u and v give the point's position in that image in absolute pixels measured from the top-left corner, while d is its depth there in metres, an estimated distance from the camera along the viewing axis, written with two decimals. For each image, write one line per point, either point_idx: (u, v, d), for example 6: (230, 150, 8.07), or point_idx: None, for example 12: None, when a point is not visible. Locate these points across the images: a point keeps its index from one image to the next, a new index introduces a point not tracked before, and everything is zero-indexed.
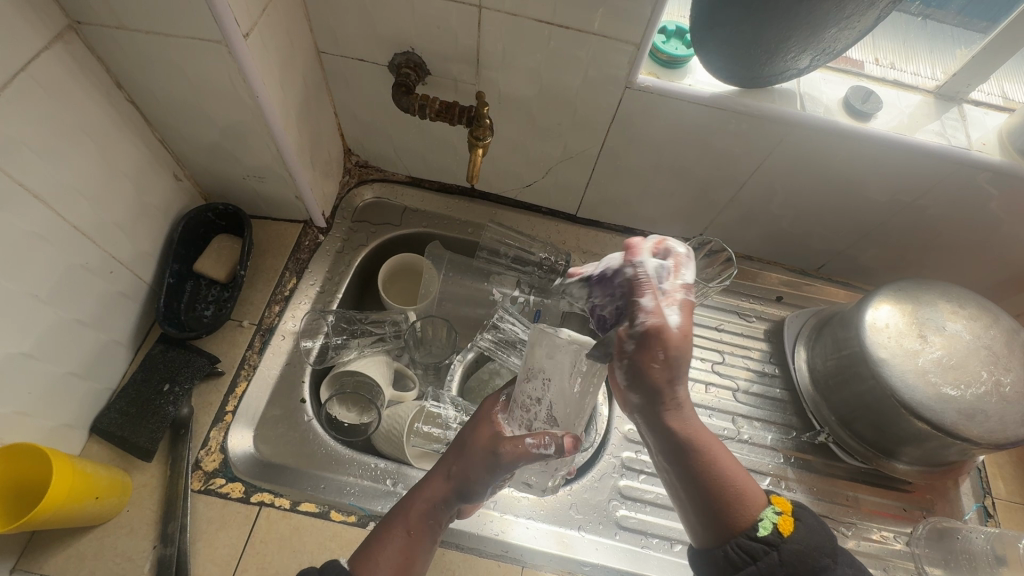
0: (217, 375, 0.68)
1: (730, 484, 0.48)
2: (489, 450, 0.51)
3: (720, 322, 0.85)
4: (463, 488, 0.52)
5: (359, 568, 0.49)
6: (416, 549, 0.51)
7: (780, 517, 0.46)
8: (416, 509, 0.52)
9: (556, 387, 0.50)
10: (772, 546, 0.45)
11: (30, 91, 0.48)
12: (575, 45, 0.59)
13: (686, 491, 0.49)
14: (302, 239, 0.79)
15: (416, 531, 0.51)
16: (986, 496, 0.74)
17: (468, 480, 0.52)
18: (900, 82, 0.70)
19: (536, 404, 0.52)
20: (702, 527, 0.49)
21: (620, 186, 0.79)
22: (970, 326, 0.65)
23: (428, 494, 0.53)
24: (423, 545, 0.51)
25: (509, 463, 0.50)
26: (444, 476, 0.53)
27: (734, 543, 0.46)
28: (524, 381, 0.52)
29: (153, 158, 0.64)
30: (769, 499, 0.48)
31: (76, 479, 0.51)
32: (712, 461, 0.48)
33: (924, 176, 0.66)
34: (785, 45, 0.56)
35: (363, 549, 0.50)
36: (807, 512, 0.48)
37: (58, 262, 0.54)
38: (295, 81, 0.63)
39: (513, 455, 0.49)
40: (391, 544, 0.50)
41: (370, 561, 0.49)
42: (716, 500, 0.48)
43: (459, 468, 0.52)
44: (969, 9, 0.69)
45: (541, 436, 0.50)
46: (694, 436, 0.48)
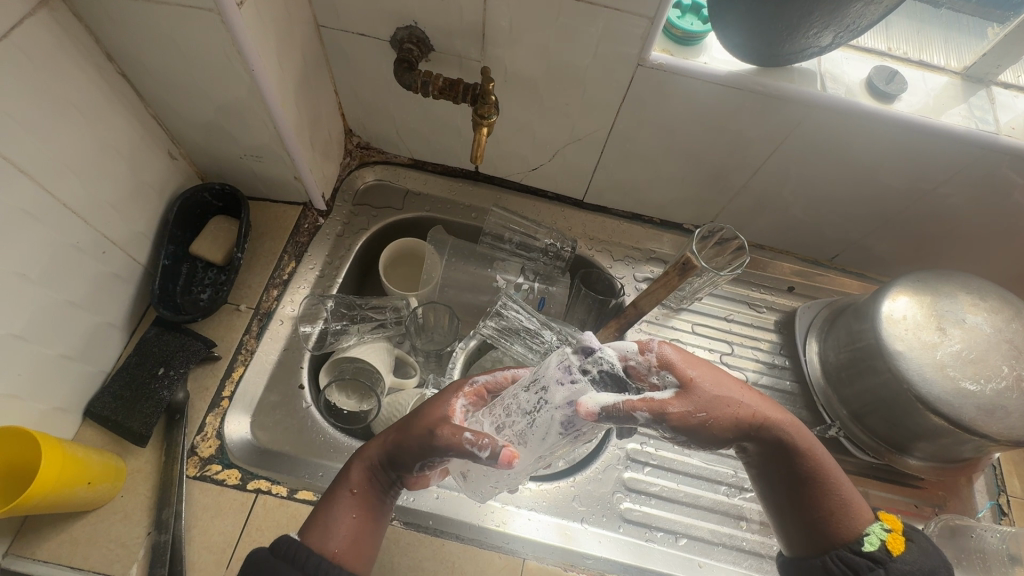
0: (213, 360, 0.66)
1: (834, 486, 0.50)
2: (426, 429, 0.48)
3: (729, 312, 0.82)
4: (401, 460, 0.51)
5: (311, 539, 0.48)
6: (365, 510, 0.51)
7: (889, 535, 0.49)
8: (362, 470, 0.52)
9: (540, 414, 0.44)
10: (879, 563, 0.47)
11: (16, 61, 0.45)
12: (586, 19, 0.56)
13: (791, 498, 0.52)
14: (302, 221, 0.77)
15: (363, 492, 0.51)
16: (1000, 493, 0.72)
17: (404, 451, 0.50)
18: (926, 63, 0.67)
19: (518, 413, 0.46)
20: (803, 535, 0.51)
21: (629, 171, 0.77)
22: (991, 319, 0.62)
23: (372, 456, 0.52)
24: (370, 511, 0.51)
25: (444, 447, 0.47)
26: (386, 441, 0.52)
27: (835, 554, 0.49)
28: (524, 390, 0.47)
29: (147, 136, 0.62)
30: (878, 516, 0.50)
31: (68, 464, 0.50)
32: (816, 460, 0.51)
33: (948, 161, 0.64)
34: (808, 20, 0.53)
35: (316, 515, 0.50)
36: (919, 537, 0.50)
37: (49, 241, 0.52)
38: (294, 56, 0.61)
39: (448, 437, 0.47)
40: (344, 508, 0.50)
41: (324, 531, 0.48)
42: (821, 499, 0.50)
43: (397, 442, 0.51)
44: None
45: (480, 435, 0.45)
46: (802, 441, 0.51)
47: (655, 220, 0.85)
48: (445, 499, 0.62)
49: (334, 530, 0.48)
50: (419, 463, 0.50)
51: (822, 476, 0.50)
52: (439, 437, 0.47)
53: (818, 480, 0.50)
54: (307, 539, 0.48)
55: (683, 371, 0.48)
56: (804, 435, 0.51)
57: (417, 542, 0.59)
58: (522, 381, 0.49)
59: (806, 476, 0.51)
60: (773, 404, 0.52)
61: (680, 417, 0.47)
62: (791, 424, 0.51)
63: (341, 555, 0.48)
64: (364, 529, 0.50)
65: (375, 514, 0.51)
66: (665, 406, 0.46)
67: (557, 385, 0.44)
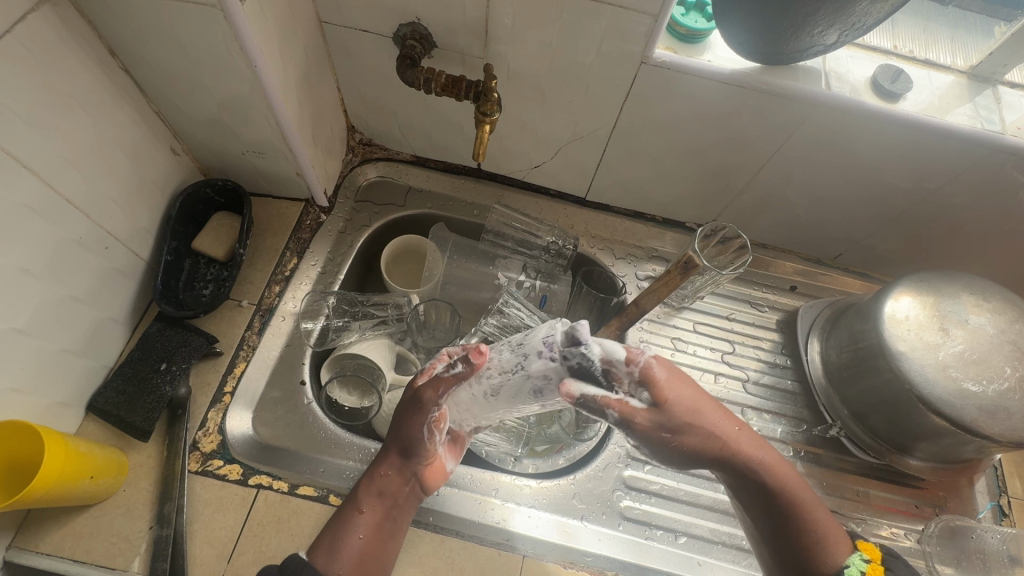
0: (215, 356, 0.66)
1: (816, 515, 0.51)
2: (410, 396, 0.54)
3: (732, 312, 0.82)
4: (410, 450, 0.54)
5: (317, 559, 0.49)
6: (374, 528, 0.52)
7: (869, 565, 0.49)
8: (368, 489, 0.54)
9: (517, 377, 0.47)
10: None
11: (18, 56, 0.45)
12: (589, 16, 0.56)
13: (771, 533, 0.53)
14: (304, 218, 0.77)
15: (371, 510, 0.53)
16: (1001, 495, 0.72)
17: (408, 439, 0.53)
18: (932, 62, 0.67)
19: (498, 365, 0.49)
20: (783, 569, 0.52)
21: (632, 169, 0.76)
22: (994, 319, 0.62)
23: (384, 470, 0.54)
24: (380, 528, 0.52)
25: (431, 404, 0.52)
26: (393, 447, 0.55)
27: None
28: (508, 349, 0.49)
29: (150, 131, 0.62)
30: (856, 546, 0.51)
31: (70, 458, 0.50)
32: (797, 491, 0.52)
33: (953, 161, 0.63)
34: (813, 18, 0.53)
35: (320, 539, 0.51)
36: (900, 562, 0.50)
37: (51, 236, 0.52)
38: (296, 52, 0.61)
39: (436, 395, 0.52)
40: (351, 529, 0.51)
41: (328, 555, 0.49)
42: (802, 532, 0.51)
43: (396, 431, 0.55)
44: None
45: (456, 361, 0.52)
46: (774, 474, 0.52)
47: (658, 218, 0.85)
48: (446, 495, 0.62)
49: (339, 554, 0.49)
50: (426, 435, 0.53)
51: (804, 508, 0.51)
52: (426, 394, 0.52)
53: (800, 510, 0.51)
54: (314, 560, 0.49)
55: (663, 391, 0.48)
56: (778, 466, 0.53)
57: (418, 537, 0.59)
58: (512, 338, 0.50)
59: (786, 510, 0.51)
60: (746, 436, 0.53)
61: (642, 431, 0.49)
62: (764, 457, 0.52)
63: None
64: (373, 547, 0.51)
65: (386, 529, 0.53)
66: (635, 414, 0.47)
67: (536, 355, 0.46)
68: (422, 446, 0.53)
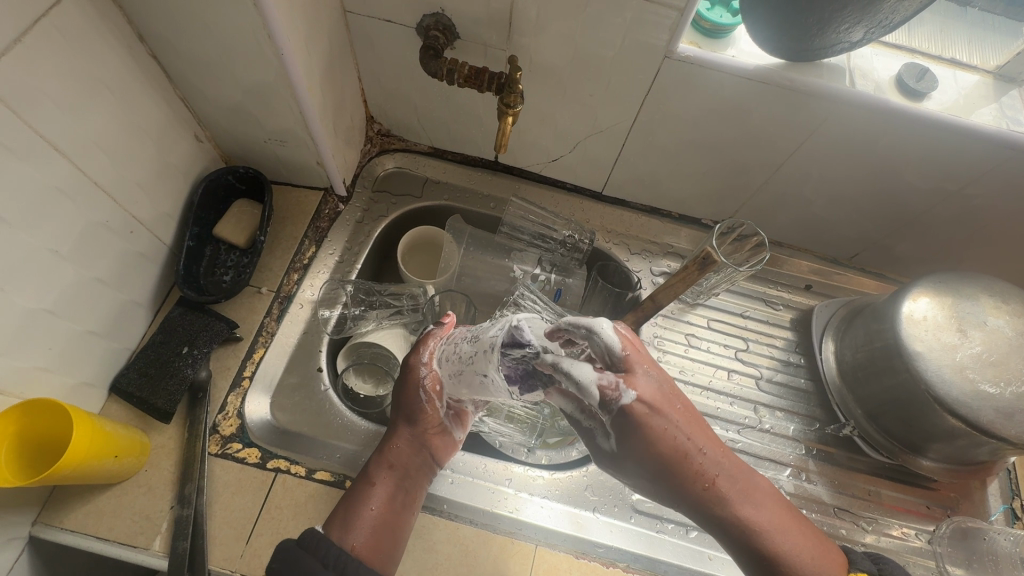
0: (235, 341, 0.67)
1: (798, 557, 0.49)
2: (404, 364, 0.60)
3: (745, 309, 0.82)
4: (412, 415, 0.58)
5: (334, 532, 0.50)
6: (386, 499, 0.53)
7: None
8: (378, 462, 0.56)
9: (473, 363, 0.50)
10: None
11: (52, 40, 0.46)
12: (614, 9, 0.56)
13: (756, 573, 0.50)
14: (322, 207, 0.78)
15: (382, 483, 0.54)
16: (1015, 497, 0.71)
17: (409, 403, 0.58)
18: (957, 61, 0.66)
19: (459, 352, 0.54)
20: None
21: (649, 164, 0.76)
22: (1013, 321, 0.62)
23: (393, 443, 0.57)
24: (394, 500, 0.54)
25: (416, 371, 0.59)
26: (399, 420, 0.58)
27: None
28: (467, 342, 0.53)
29: (175, 118, 0.63)
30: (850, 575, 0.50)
31: (96, 437, 0.51)
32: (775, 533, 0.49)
33: (976, 162, 0.63)
34: (840, 15, 0.53)
35: (333, 516, 0.52)
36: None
37: (79, 219, 0.53)
38: (321, 41, 0.61)
39: (421, 355, 0.59)
40: (364, 501, 0.52)
41: (341, 528, 0.50)
42: None
43: (398, 402, 0.59)
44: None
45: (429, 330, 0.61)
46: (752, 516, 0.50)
47: (673, 214, 0.85)
48: (460, 483, 0.63)
49: (355, 525, 0.50)
50: (422, 396, 0.58)
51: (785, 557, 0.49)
52: (414, 357, 0.59)
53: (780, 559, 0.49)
54: (331, 533, 0.50)
55: (633, 440, 0.49)
56: (756, 513, 0.50)
57: (432, 524, 0.60)
58: (475, 331, 0.54)
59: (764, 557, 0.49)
60: (721, 485, 0.50)
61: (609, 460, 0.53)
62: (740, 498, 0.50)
63: (360, 548, 0.49)
64: (387, 518, 0.52)
65: (399, 501, 0.54)
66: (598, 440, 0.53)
67: (482, 354, 0.49)
68: (421, 407, 0.57)
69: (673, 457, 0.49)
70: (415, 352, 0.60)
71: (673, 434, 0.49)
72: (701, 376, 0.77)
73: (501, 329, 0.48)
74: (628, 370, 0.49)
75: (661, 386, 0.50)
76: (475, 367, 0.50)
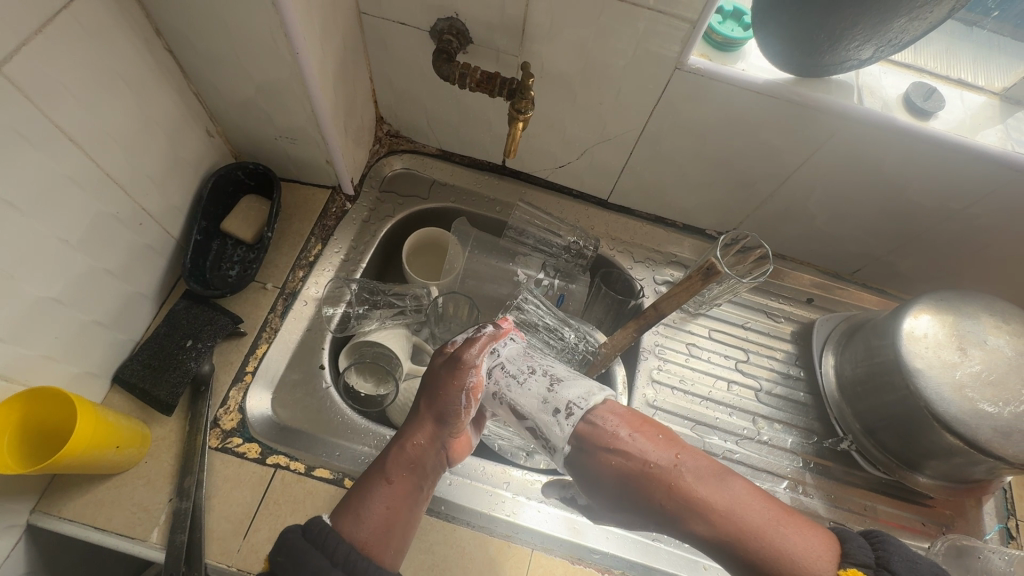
0: (239, 335, 0.68)
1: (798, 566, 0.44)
2: (447, 360, 0.57)
3: (746, 320, 0.83)
4: (444, 416, 0.55)
5: (342, 524, 0.49)
6: (400, 498, 0.52)
7: None
8: (397, 458, 0.54)
9: (526, 406, 0.54)
10: None
11: (73, 32, 0.47)
12: (628, 20, 0.57)
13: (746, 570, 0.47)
14: (330, 205, 0.79)
15: (399, 481, 0.53)
16: (1010, 517, 0.72)
17: (446, 403, 0.55)
18: (964, 82, 0.67)
19: (516, 382, 0.55)
20: None
21: (655, 174, 0.77)
22: (1013, 341, 0.62)
23: (416, 439, 0.55)
24: (406, 497, 0.53)
25: (462, 369, 0.56)
26: (428, 416, 0.56)
27: None
28: (536, 381, 0.55)
29: (188, 112, 0.63)
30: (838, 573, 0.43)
31: (99, 427, 0.52)
32: (761, 543, 0.46)
33: (981, 182, 0.63)
34: (849, 33, 0.53)
35: (345, 507, 0.51)
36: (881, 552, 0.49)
37: (91, 210, 0.54)
38: (336, 41, 0.62)
39: (473, 354, 0.57)
40: (378, 497, 0.51)
41: (352, 521, 0.49)
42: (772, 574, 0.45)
43: (431, 396, 0.57)
44: None
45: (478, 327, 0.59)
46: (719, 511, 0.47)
47: (677, 223, 0.86)
48: (457, 485, 0.63)
49: (365, 519, 0.50)
50: (463, 400, 0.55)
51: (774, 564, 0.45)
52: (464, 356, 0.56)
53: (775, 569, 0.45)
54: (338, 525, 0.49)
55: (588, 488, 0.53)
56: (729, 506, 0.47)
57: (429, 525, 0.60)
58: (546, 371, 0.56)
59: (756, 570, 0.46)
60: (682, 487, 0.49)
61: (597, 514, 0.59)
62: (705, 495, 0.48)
63: (369, 545, 0.48)
64: (398, 516, 0.51)
65: (413, 500, 0.53)
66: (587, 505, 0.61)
67: (555, 411, 0.53)
68: (458, 411, 0.55)
69: (620, 478, 0.50)
70: (465, 350, 0.57)
71: (613, 462, 0.50)
72: (701, 386, 0.77)
73: (586, 400, 0.53)
74: (588, 426, 0.52)
75: (608, 430, 0.51)
76: (521, 411, 0.55)
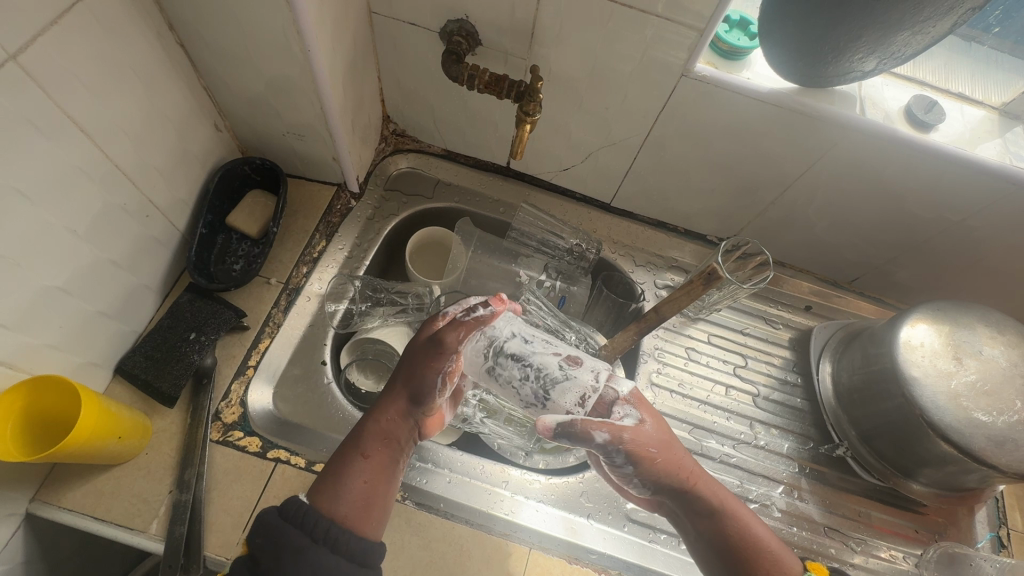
0: (241, 329, 0.68)
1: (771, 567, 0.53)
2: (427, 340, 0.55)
3: (745, 326, 0.84)
4: (418, 393, 0.54)
5: (320, 500, 0.48)
6: (378, 472, 0.51)
7: None
8: (371, 432, 0.53)
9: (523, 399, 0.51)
10: None
11: (88, 25, 0.47)
12: (637, 26, 0.57)
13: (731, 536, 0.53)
14: (334, 202, 0.79)
15: (374, 455, 0.52)
16: (1001, 526, 0.72)
17: (420, 381, 0.53)
18: (965, 96, 0.68)
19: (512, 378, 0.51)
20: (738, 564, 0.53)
21: (659, 179, 0.78)
22: (1007, 352, 0.63)
23: (389, 413, 0.54)
24: (382, 470, 0.52)
25: (448, 347, 0.53)
26: (402, 393, 0.55)
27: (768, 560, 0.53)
28: (531, 380, 0.50)
29: (197, 106, 0.64)
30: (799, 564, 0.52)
31: (103, 417, 0.52)
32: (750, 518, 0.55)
33: (978, 194, 0.64)
34: (854, 45, 0.54)
35: (321, 484, 0.50)
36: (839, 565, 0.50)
37: (99, 201, 0.54)
38: (346, 40, 0.62)
39: (458, 338, 0.53)
40: (355, 472, 0.50)
41: (330, 496, 0.48)
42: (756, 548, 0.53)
43: (408, 373, 0.55)
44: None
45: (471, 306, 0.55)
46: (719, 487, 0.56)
47: (679, 229, 0.87)
48: (457, 483, 0.63)
49: (343, 494, 0.49)
50: (439, 379, 0.54)
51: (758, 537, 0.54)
52: (447, 339, 0.53)
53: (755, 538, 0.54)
54: (317, 502, 0.48)
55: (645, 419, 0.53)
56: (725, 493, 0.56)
57: (428, 521, 0.60)
58: (541, 366, 0.51)
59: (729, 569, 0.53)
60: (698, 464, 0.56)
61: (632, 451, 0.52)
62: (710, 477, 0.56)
63: (350, 519, 0.48)
64: (374, 489, 0.50)
65: (390, 473, 0.52)
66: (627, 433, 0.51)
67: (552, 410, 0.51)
68: (433, 390, 0.53)
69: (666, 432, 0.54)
70: (449, 333, 0.53)
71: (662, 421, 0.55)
72: (699, 390, 0.78)
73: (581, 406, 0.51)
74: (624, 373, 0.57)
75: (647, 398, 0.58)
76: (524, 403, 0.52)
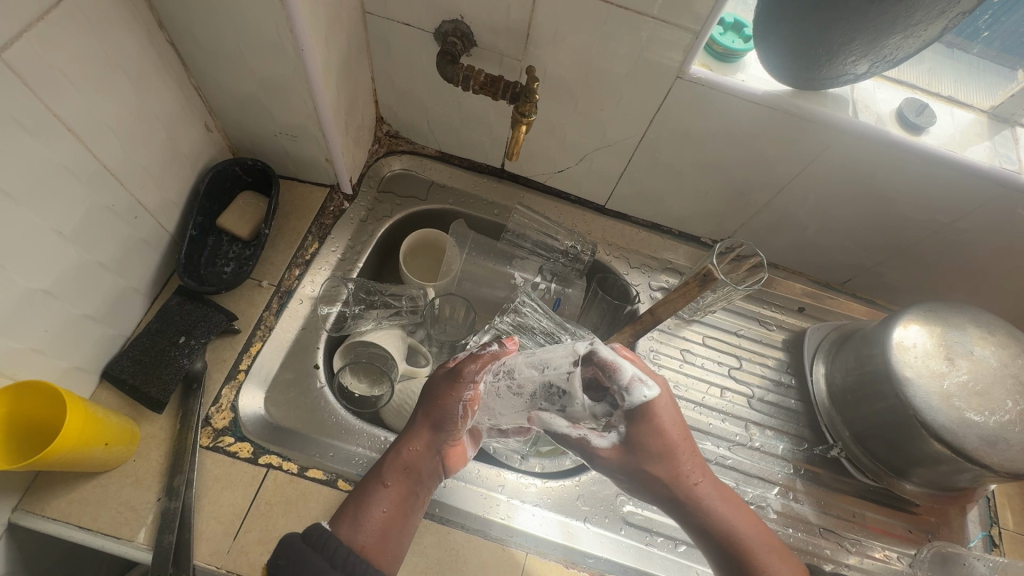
0: (232, 333, 0.67)
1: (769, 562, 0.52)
2: (446, 369, 0.56)
3: (740, 328, 0.84)
4: (440, 424, 0.55)
5: (342, 530, 0.49)
6: (398, 501, 0.52)
7: None
8: (392, 461, 0.54)
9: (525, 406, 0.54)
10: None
11: (76, 22, 0.46)
12: (632, 29, 0.57)
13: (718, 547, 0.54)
14: (327, 204, 0.78)
15: (395, 484, 0.53)
16: (993, 525, 0.73)
17: (442, 411, 0.55)
18: (954, 99, 0.69)
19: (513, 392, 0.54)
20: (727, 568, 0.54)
21: (653, 181, 0.78)
22: (998, 352, 0.64)
23: (412, 444, 0.55)
24: (404, 500, 0.52)
25: (467, 376, 0.54)
26: (424, 422, 0.55)
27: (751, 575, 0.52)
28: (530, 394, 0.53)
29: (187, 106, 0.63)
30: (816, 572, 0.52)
31: (88, 423, 0.50)
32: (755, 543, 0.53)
33: (967, 197, 0.65)
34: (847, 48, 0.54)
35: (343, 513, 0.50)
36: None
37: (85, 201, 0.53)
38: (340, 39, 0.62)
39: (473, 370, 0.54)
40: (376, 502, 0.51)
41: (352, 527, 0.49)
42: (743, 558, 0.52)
43: (428, 404, 0.56)
44: (1012, 43, 0.69)
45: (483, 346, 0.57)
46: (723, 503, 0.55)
47: (674, 231, 0.87)
48: (452, 488, 0.62)
49: (363, 524, 0.49)
50: (459, 411, 0.54)
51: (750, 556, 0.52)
52: (465, 370, 0.54)
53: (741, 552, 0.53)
54: (339, 530, 0.49)
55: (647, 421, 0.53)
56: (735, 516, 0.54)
57: (423, 527, 0.59)
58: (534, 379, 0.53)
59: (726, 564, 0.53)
60: (704, 485, 0.55)
61: (610, 461, 0.54)
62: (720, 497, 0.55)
63: (369, 549, 0.48)
64: (395, 520, 0.51)
65: (410, 506, 0.52)
66: (600, 448, 0.54)
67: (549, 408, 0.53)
68: (454, 421, 0.54)
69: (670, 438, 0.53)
70: (466, 364, 0.54)
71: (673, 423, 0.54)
72: (694, 391, 0.78)
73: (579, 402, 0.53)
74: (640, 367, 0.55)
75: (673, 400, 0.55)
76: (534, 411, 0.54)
